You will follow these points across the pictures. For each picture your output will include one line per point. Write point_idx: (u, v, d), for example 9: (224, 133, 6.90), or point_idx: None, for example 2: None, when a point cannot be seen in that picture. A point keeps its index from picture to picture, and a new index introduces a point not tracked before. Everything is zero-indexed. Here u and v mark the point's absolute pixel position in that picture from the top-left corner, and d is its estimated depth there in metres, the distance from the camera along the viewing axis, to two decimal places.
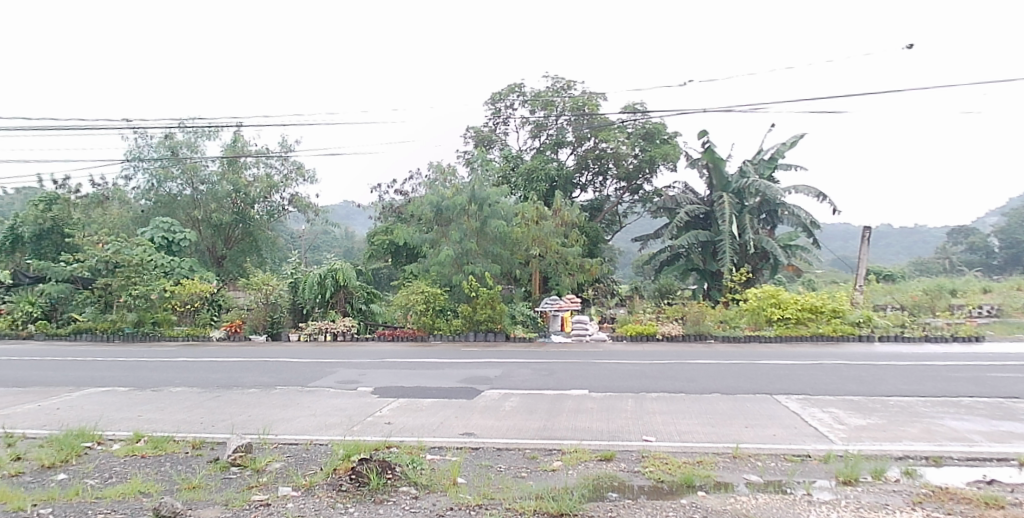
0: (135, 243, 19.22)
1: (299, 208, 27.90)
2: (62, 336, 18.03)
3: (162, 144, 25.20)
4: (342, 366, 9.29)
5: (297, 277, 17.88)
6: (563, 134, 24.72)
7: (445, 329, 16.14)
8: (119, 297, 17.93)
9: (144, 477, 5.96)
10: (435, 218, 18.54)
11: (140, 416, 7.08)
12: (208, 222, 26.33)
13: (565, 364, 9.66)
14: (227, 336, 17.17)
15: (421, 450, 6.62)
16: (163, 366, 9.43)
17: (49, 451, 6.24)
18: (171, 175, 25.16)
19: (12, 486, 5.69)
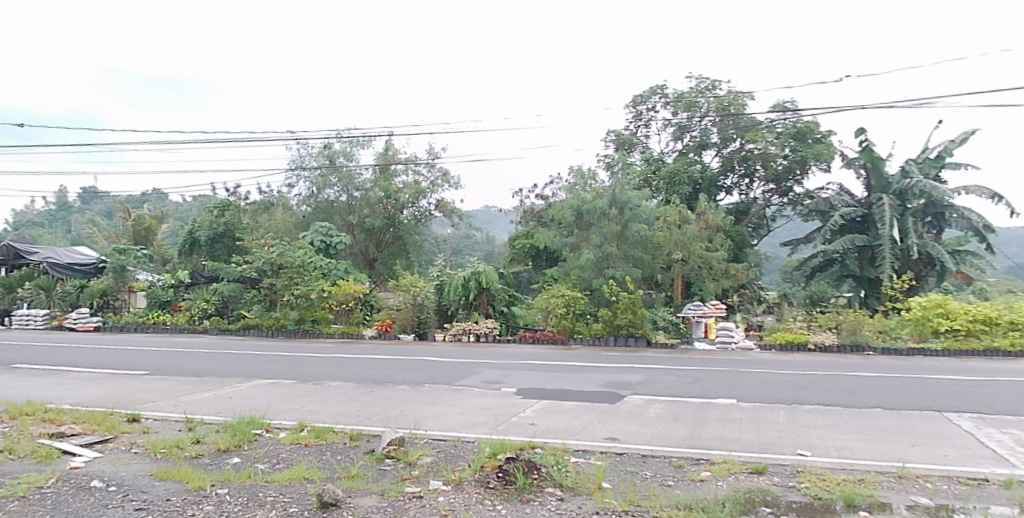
0: (297, 245, 20.49)
1: (445, 212, 28.88)
2: (233, 331, 19.59)
3: (321, 154, 27.27)
4: (486, 366, 9.45)
5: (443, 278, 18.55)
6: (707, 136, 24.39)
7: (585, 333, 16.29)
8: (283, 296, 19.18)
9: (308, 464, 6.39)
10: (576, 222, 18.78)
11: (302, 407, 7.53)
12: (362, 227, 27.47)
13: (710, 372, 9.37)
14: (378, 335, 17.95)
15: (566, 453, 6.62)
16: (322, 361, 9.99)
17: (225, 436, 6.78)
18: (329, 183, 27.07)
19: (193, 467, 6.28)
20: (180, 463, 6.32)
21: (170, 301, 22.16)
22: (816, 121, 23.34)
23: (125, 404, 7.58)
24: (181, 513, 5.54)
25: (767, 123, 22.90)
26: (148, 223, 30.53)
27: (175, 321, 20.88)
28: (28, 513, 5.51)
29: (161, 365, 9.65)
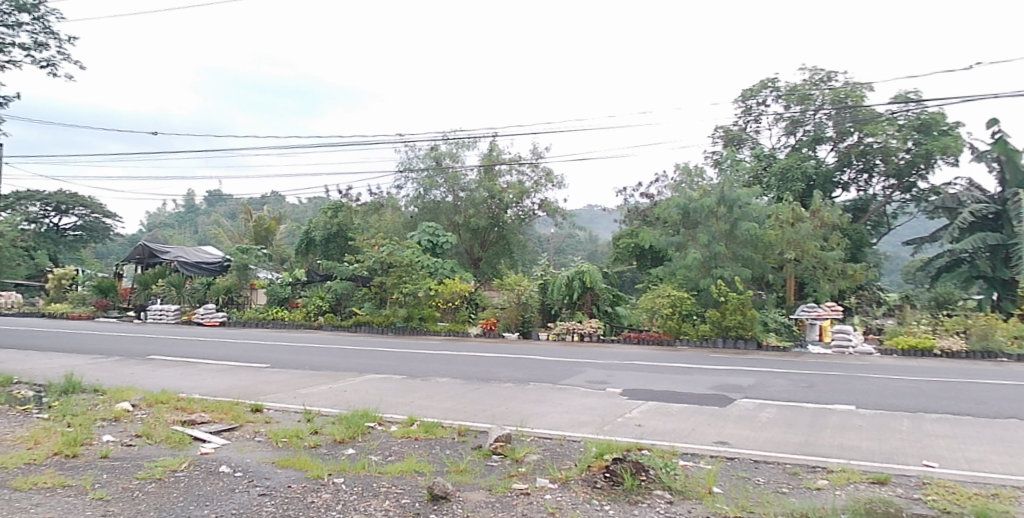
0: (405, 246, 20.89)
1: (549, 212, 29.10)
2: (346, 327, 20.39)
3: (429, 156, 28.40)
4: (591, 366, 9.43)
5: (546, 277, 18.69)
6: (821, 130, 23.60)
7: (692, 334, 15.89)
8: (392, 294, 19.81)
9: (418, 457, 6.58)
10: (682, 220, 18.50)
11: (412, 402, 7.75)
12: (467, 227, 28.08)
13: (825, 377, 9.01)
14: (483, 333, 18.26)
15: (674, 456, 6.51)
16: (430, 357, 10.26)
17: (340, 428, 7.07)
18: (436, 184, 27.98)
19: (312, 456, 6.58)
20: (299, 451, 6.64)
21: (287, 299, 23.29)
22: (943, 112, 22.04)
23: (250, 395, 8.07)
24: (301, 500, 5.83)
25: (889, 116, 21.83)
26: (267, 224, 32.03)
27: (292, 317, 21.98)
28: (166, 494, 5.96)
29: (284, 359, 10.22)
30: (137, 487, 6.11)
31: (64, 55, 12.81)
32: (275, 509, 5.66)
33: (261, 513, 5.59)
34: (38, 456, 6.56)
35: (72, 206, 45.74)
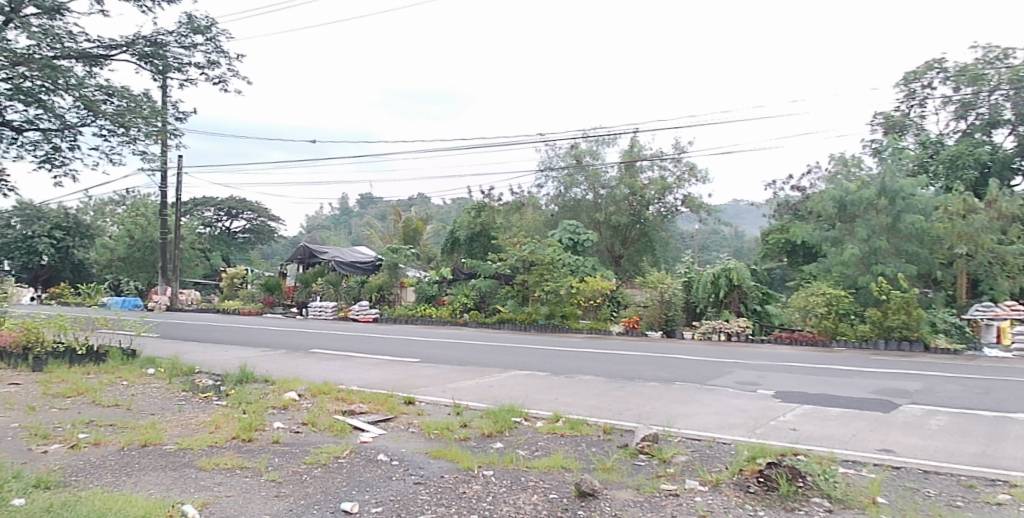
0: (546, 243, 21.24)
1: (693, 208, 29.00)
2: (490, 324, 21.13)
3: (569, 155, 29.27)
4: (740, 367, 9.25)
5: (690, 275, 18.41)
6: (998, 112, 21.67)
7: (850, 335, 15.25)
8: (534, 292, 20.26)
9: (565, 454, 6.65)
10: (839, 214, 17.86)
11: (558, 399, 7.91)
12: (608, 224, 28.73)
13: (1006, 383, 8.26)
14: (626, 331, 18.42)
15: (833, 462, 6.18)
16: (574, 355, 10.42)
17: (489, 422, 7.30)
18: (576, 182, 29.04)
19: (462, 448, 6.83)
20: (451, 443, 6.90)
21: (434, 296, 24.28)
22: None
23: (403, 388, 8.51)
24: (453, 490, 6.05)
25: None
26: (415, 224, 33.39)
27: (439, 314, 22.90)
28: (330, 479, 6.39)
29: (436, 354, 10.74)
30: (304, 470, 6.58)
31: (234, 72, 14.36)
32: (429, 497, 5.92)
33: (416, 501, 5.85)
34: (219, 439, 7.24)
35: (241, 210, 50.03)
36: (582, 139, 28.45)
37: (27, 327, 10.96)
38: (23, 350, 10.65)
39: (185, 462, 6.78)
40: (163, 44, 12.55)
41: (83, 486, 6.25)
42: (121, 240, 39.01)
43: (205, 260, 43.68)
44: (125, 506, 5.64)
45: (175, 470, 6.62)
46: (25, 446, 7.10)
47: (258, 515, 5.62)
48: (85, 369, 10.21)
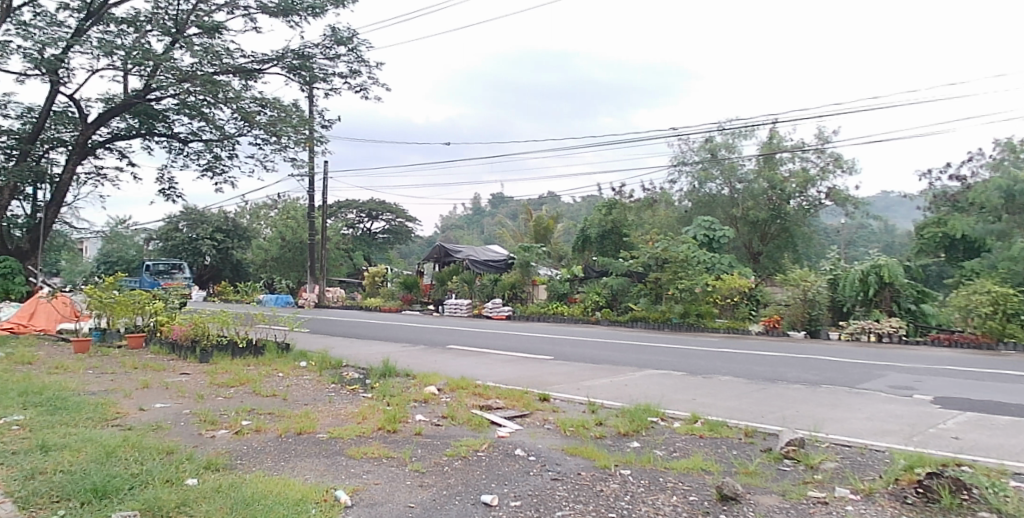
0: (681, 241, 21.26)
1: (838, 201, 28.10)
2: (622, 322, 21.13)
3: (704, 148, 29.05)
4: (894, 371, 9.00)
5: (836, 273, 17.93)
6: None
7: (1020, 337, 14.21)
8: (668, 290, 20.25)
9: (704, 456, 6.53)
10: (1006, 206, 18.35)
11: (695, 400, 8.06)
12: (746, 220, 28.51)
13: None
14: (766, 331, 17.94)
15: (1004, 475, 5.67)
16: (717, 359, 10.48)
17: (625, 421, 7.39)
18: (711, 176, 28.74)
19: (598, 446, 6.89)
20: (587, 441, 6.95)
21: (566, 294, 24.76)
22: None
23: (540, 386, 8.90)
24: (591, 488, 6.04)
25: None
26: (546, 223, 33.44)
27: (571, 311, 23.27)
28: (470, 471, 6.56)
29: (574, 359, 10.97)
30: (446, 462, 6.78)
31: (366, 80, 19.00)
32: (567, 494, 5.93)
33: (554, 497, 5.86)
34: (366, 429, 7.71)
35: (382, 212, 52.81)
36: (717, 133, 28.27)
37: (195, 321, 12.68)
38: (192, 343, 12.53)
39: (336, 451, 7.18)
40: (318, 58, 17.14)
41: (247, 469, 6.75)
42: (274, 241, 42.19)
43: (348, 259, 46.23)
44: (285, 489, 6.03)
45: (328, 457, 7.02)
46: (196, 430, 7.83)
47: (404, 503, 5.83)
48: (246, 362, 11.65)
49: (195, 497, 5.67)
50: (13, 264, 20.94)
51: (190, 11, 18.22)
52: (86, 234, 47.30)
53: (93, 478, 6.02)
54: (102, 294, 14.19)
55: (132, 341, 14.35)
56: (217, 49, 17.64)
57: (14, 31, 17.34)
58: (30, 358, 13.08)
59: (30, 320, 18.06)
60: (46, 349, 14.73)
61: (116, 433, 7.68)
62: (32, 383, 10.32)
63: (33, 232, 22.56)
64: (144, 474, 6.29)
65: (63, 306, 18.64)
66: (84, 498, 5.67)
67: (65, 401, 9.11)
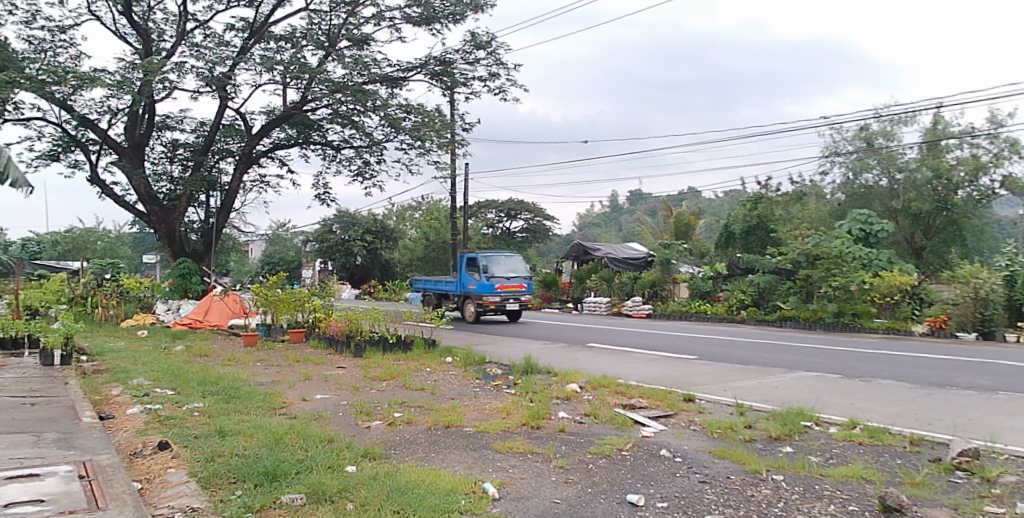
0: (834, 235, 20.25)
1: (1016, 190, 25.28)
2: (770, 321, 20.38)
3: (859, 137, 27.77)
4: None
5: (1015, 269, 16.30)
6: None
7: None
8: (820, 288, 19.28)
9: (865, 464, 6.14)
10: None
11: (853, 404, 7.80)
12: (906, 212, 26.43)
13: None
14: (931, 332, 16.70)
15: None
16: (876, 363, 9.98)
17: (776, 425, 7.22)
18: (868, 166, 27.31)
19: (749, 450, 6.70)
20: (735, 444, 6.78)
21: (709, 292, 24.21)
22: None
23: (685, 387, 9.15)
24: (741, 492, 5.73)
25: None
26: (687, 219, 32.68)
27: (715, 310, 22.73)
28: (614, 470, 6.45)
29: (721, 361, 10.71)
30: (590, 460, 6.75)
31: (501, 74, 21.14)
32: (716, 497, 5.64)
33: (703, 500, 5.60)
34: (511, 424, 7.98)
35: (520, 211, 53.90)
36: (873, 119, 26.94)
37: (351, 318, 13.92)
38: (347, 338, 13.71)
39: (483, 444, 7.42)
40: (452, 62, 19.95)
41: (401, 458, 7.04)
42: (419, 242, 44.80)
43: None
44: (436, 479, 6.10)
45: (475, 450, 7.24)
46: (354, 421, 8.43)
47: (550, 498, 5.73)
48: (396, 356, 12.52)
49: (354, 484, 5.92)
50: (190, 265, 23.53)
51: (342, 26, 19.74)
52: (254, 236, 52.32)
53: (264, 463, 6.48)
54: (267, 292, 15.75)
55: (294, 335, 15.70)
56: (366, 60, 19.11)
57: (190, 52, 19.29)
58: (207, 351, 14.65)
59: (206, 316, 20.25)
60: (222, 342, 16.48)
61: (283, 422, 8.41)
62: (210, 373, 11.50)
63: (207, 236, 25.29)
64: (308, 460, 6.71)
65: (233, 303, 20.73)
66: (257, 480, 6.10)
67: (239, 390, 10.12)
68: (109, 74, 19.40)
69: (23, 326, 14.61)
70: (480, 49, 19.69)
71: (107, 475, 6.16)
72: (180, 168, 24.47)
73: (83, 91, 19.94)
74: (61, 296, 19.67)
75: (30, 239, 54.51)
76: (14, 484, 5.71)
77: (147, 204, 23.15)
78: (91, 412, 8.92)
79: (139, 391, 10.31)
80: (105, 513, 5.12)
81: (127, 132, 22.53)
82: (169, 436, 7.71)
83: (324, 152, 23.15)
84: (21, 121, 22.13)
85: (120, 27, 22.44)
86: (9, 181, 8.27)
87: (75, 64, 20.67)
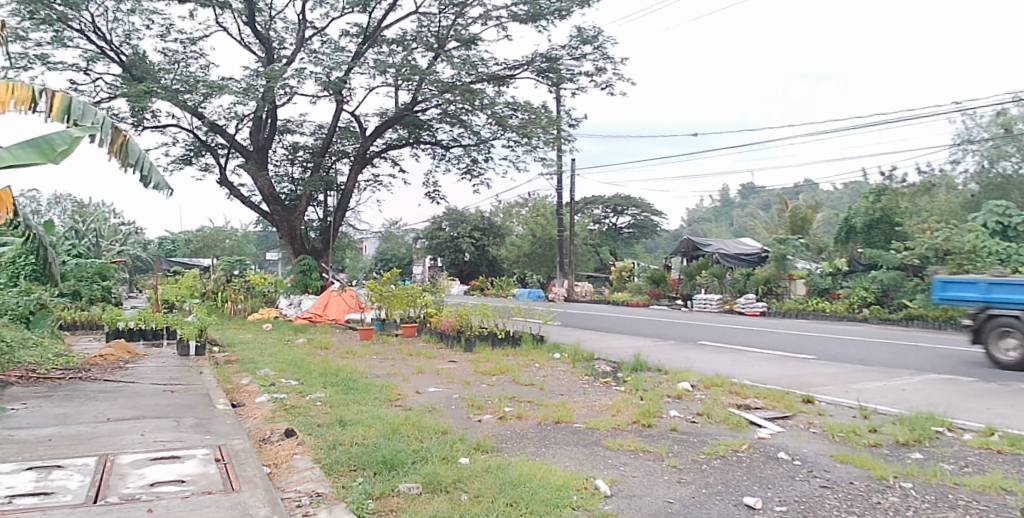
0: (967, 229, 18.77)
1: None
2: (895, 321, 19.08)
3: (996, 123, 25.74)
4: None
5: None
6: None
7: None
8: None
9: (1004, 474, 5.77)
10: None
11: (989, 410, 7.31)
12: None
13: None
14: None
15: None
16: None
17: (903, 430, 6.88)
18: (1005, 154, 25.29)
19: (874, 455, 6.44)
20: (859, 449, 6.53)
21: (828, 289, 23.08)
22: None
23: (803, 388, 8.86)
24: (866, 499, 5.55)
25: None
26: (804, 213, 31.15)
27: (835, 309, 21.65)
28: (729, 471, 6.39)
29: (842, 362, 10.26)
30: (704, 460, 6.72)
31: (606, 64, 21.11)
32: (838, 503, 5.49)
33: (824, 505, 5.47)
34: (621, 422, 8.07)
35: (627, 206, 53.27)
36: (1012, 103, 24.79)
37: (460, 314, 14.30)
38: (457, 333, 14.18)
39: (593, 441, 7.54)
40: (558, 58, 20.09)
41: (512, 452, 7.30)
42: (526, 238, 45.37)
43: (595, 254, 47.63)
44: (547, 475, 6.29)
45: (585, 446, 7.39)
46: (466, 414, 8.79)
47: (663, 498, 5.78)
48: (504, 351, 12.85)
49: (468, 475, 6.24)
50: (310, 261, 25.04)
51: (451, 27, 20.38)
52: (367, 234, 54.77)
53: (382, 452, 6.94)
54: (381, 288, 16.60)
55: (407, 329, 16.45)
56: (474, 60, 19.68)
57: (309, 60, 20.60)
58: (327, 344, 15.60)
59: (325, 310, 21.59)
60: (340, 336, 17.51)
61: (399, 413, 8.91)
62: (329, 365, 12.32)
63: (325, 234, 26.90)
64: (423, 451, 7.11)
65: (350, 298, 21.92)
66: (376, 469, 6.54)
67: (357, 382, 10.80)
68: (235, 82, 21.04)
69: (162, 319, 16.15)
70: (586, 44, 19.76)
71: (240, 459, 6.80)
72: (300, 169, 26.18)
73: (212, 98, 21.73)
74: (195, 291, 22.05)
75: (168, 236, 59.68)
76: (158, 465, 6.42)
77: (270, 204, 24.95)
78: (224, 400, 9.82)
79: (266, 381, 11.21)
80: (238, 494, 5.70)
81: (252, 136, 24.41)
82: (294, 424, 8.40)
83: (433, 151, 24.01)
84: (159, 129, 24.43)
85: (245, 37, 24.27)
86: (152, 186, 8.55)
87: (203, 73, 22.60)
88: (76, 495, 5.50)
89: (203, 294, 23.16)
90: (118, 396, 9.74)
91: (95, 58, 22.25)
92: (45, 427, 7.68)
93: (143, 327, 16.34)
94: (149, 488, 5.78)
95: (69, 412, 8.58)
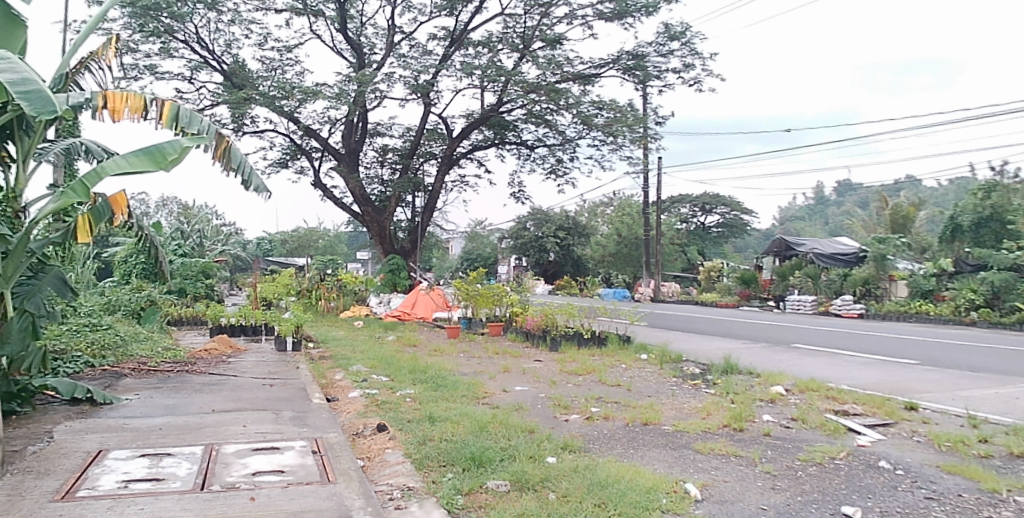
0: None
1: None
2: (1008, 324, 17.98)
3: None
4: None
5: None
6: None
7: None
8: None
9: None
10: None
11: None
12: None
13: None
14: None
15: None
16: None
17: (1017, 441, 6.53)
18: None
19: (985, 466, 6.15)
20: (967, 460, 6.25)
21: (933, 291, 21.80)
22: None
23: (906, 395, 8.50)
24: (976, 513, 5.32)
25: None
26: (906, 210, 29.47)
27: (939, 311, 20.43)
28: (827, 479, 6.27)
29: (948, 368, 9.74)
30: (799, 467, 6.60)
31: (694, 60, 20.76)
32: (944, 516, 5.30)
33: None
34: (712, 425, 8.02)
35: (715, 205, 51.94)
36: None
37: (546, 313, 14.51)
38: (542, 332, 14.40)
39: (683, 443, 7.55)
40: (644, 55, 19.93)
41: (600, 453, 7.44)
42: (611, 237, 45.10)
43: (682, 254, 46.63)
44: (636, 476, 6.38)
45: (675, 449, 7.41)
46: (552, 413, 8.97)
47: (755, 504, 5.76)
48: (591, 352, 12.96)
49: (556, 474, 6.41)
50: (399, 261, 26.08)
51: (536, 28, 20.62)
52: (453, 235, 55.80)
53: (471, 449, 7.22)
54: (468, 288, 17.02)
55: (492, 329, 16.81)
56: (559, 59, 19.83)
57: (399, 64, 21.32)
58: (415, 342, 16.16)
59: (414, 308, 22.32)
60: (428, 334, 18.09)
61: (486, 411, 9.19)
62: (418, 362, 12.81)
63: (413, 235, 27.79)
64: (511, 449, 7.34)
65: (437, 296, 22.54)
66: (465, 465, 6.82)
67: (446, 379, 11.20)
68: (328, 88, 22.06)
69: (260, 316, 17.22)
70: (674, 40, 19.52)
71: (335, 452, 7.25)
72: (390, 171, 27.14)
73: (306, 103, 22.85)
74: (291, 289, 23.32)
75: (267, 237, 62.93)
76: (259, 455, 6.96)
77: (361, 205, 26.02)
78: (320, 394, 10.43)
79: (359, 377, 11.79)
80: (334, 486, 6.12)
81: (345, 139, 25.53)
82: (386, 419, 8.84)
83: (518, 151, 24.33)
84: (258, 134, 25.98)
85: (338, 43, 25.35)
86: (253, 188, 9.25)
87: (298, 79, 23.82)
88: (185, 482, 6.07)
89: (299, 293, 24.40)
90: (222, 389, 10.53)
91: (199, 67, 23.94)
92: (157, 416, 8.44)
93: (244, 323, 17.51)
94: (250, 477, 6.29)
95: (178, 403, 9.37)
